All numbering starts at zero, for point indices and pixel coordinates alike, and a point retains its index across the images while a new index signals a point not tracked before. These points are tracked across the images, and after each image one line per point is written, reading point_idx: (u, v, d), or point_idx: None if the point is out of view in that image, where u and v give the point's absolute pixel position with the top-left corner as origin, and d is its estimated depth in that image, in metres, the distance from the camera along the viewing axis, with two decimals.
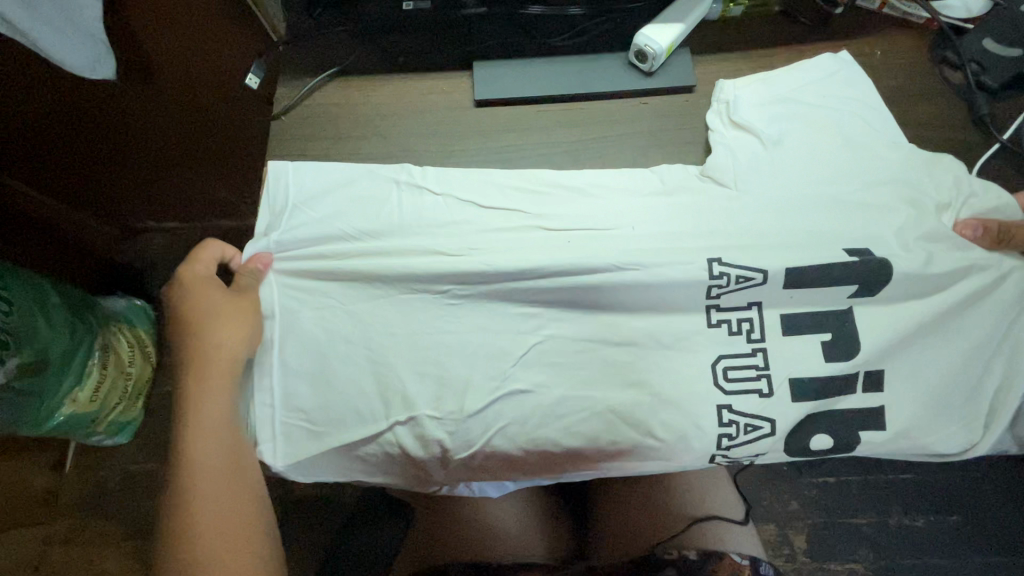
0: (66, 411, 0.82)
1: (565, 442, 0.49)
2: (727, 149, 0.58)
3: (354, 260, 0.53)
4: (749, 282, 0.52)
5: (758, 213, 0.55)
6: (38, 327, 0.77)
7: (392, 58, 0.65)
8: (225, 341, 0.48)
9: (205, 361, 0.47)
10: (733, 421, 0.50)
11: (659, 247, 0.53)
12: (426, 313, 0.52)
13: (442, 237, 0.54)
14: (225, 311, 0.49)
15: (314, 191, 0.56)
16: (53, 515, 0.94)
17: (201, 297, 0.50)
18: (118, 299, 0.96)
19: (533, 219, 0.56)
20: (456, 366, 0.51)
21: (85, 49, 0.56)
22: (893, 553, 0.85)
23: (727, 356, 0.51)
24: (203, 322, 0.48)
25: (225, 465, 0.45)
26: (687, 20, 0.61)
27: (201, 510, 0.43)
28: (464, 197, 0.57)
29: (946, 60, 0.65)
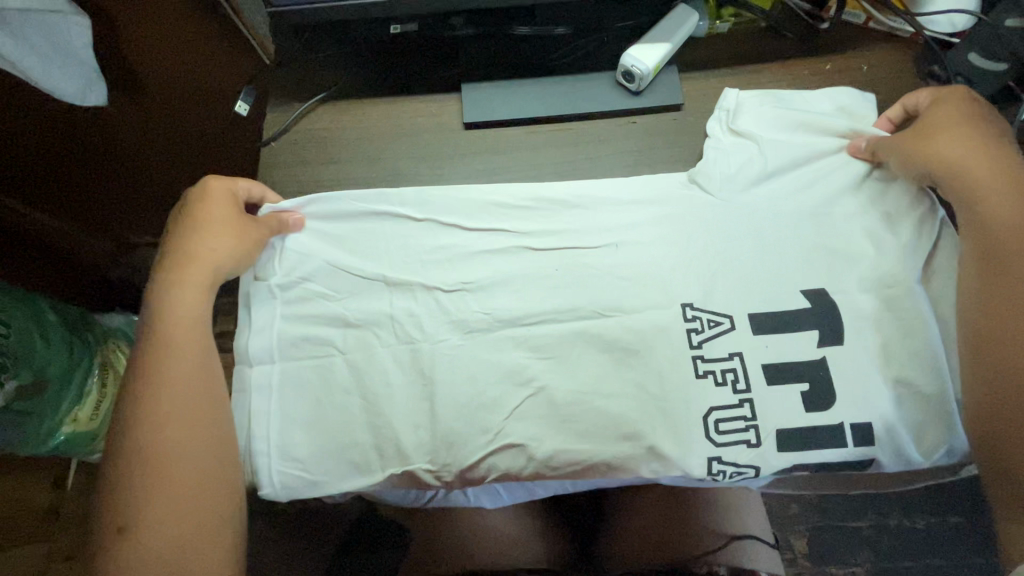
0: (66, 429, 0.82)
1: (560, 469, 0.49)
2: (725, 164, 0.58)
3: (346, 303, 0.54)
4: (720, 329, 0.52)
5: (751, 230, 0.55)
6: (35, 347, 0.77)
7: (380, 80, 0.65)
8: (212, 257, 0.49)
9: (175, 287, 0.48)
10: (721, 471, 0.49)
11: (638, 289, 0.54)
12: (417, 359, 0.52)
13: (432, 271, 0.55)
14: (222, 239, 0.50)
15: (306, 233, 0.56)
16: (50, 535, 0.94)
17: (212, 209, 0.51)
18: (117, 314, 0.96)
19: (516, 239, 0.56)
20: (450, 418, 0.50)
21: (73, 75, 0.57)
22: (893, 555, 0.85)
23: (716, 411, 0.50)
24: (197, 234, 0.50)
25: (179, 409, 0.44)
26: (672, 42, 0.61)
27: (160, 450, 0.42)
28: (445, 218, 0.57)
29: (934, 76, 0.65)
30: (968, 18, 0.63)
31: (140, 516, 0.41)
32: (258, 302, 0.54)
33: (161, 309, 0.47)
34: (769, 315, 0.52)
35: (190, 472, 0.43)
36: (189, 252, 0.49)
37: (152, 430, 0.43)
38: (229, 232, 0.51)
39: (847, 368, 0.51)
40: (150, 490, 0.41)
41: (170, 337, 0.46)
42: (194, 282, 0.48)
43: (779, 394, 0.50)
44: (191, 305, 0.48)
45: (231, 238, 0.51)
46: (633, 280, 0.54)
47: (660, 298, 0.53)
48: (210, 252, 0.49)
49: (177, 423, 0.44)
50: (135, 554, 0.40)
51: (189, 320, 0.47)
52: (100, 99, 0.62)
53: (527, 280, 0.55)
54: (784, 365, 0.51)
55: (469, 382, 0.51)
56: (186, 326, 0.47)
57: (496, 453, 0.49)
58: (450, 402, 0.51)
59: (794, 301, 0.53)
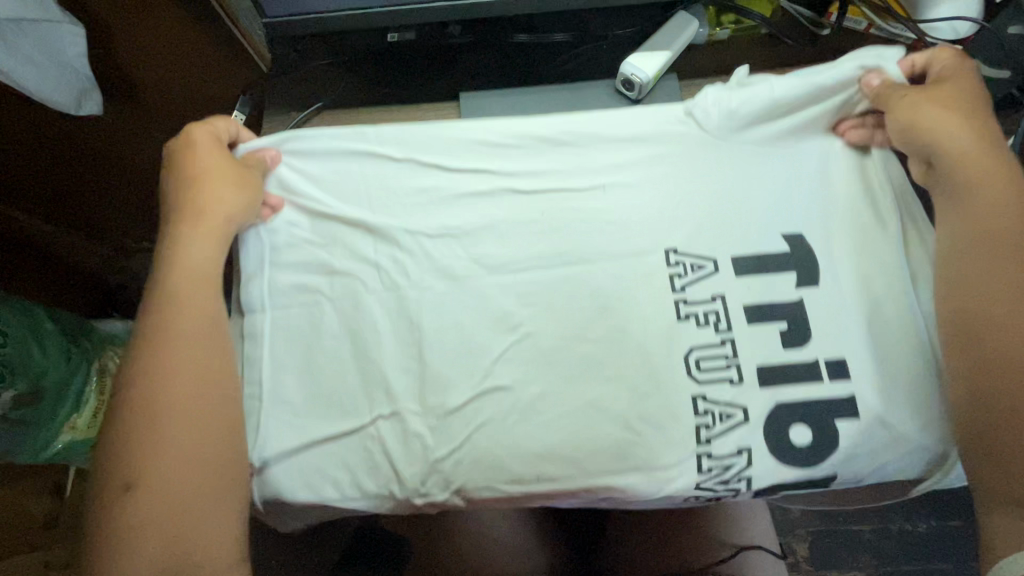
0: (64, 438, 0.81)
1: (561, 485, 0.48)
2: (727, 99, 0.56)
3: (333, 249, 0.54)
4: (702, 271, 0.52)
5: (753, 206, 0.54)
6: (31, 356, 0.76)
7: (374, 89, 0.65)
8: (222, 207, 0.51)
9: (187, 240, 0.49)
10: (716, 463, 0.47)
11: (637, 292, 0.52)
12: (403, 304, 0.52)
13: (418, 219, 0.55)
14: (221, 189, 0.51)
15: (301, 186, 0.56)
16: (50, 542, 0.93)
17: (205, 159, 0.52)
18: (115, 321, 0.96)
19: (499, 180, 0.56)
20: (447, 433, 0.49)
21: (67, 85, 0.56)
22: (895, 559, 0.85)
23: (702, 396, 0.48)
24: (197, 186, 0.51)
25: (192, 358, 0.45)
26: (672, 48, 0.60)
27: (166, 401, 0.43)
28: (425, 157, 0.57)
29: None
30: (971, 25, 0.62)
31: (148, 469, 0.41)
32: (253, 247, 0.54)
33: (174, 261, 0.48)
34: (769, 318, 0.51)
35: (202, 418, 0.44)
36: (192, 204, 0.50)
37: (158, 384, 0.44)
38: (236, 182, 0.52)
39: (832, 311, 0.51)
40: (165, 439, 0.42)
41: (183, 290, 0.47)
42: (206, 235, 0.50)
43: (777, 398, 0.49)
44: (202, 256, 0.49)
45: (239, 188, 0.52)
46: (634, 283, 0.52)
47: (656, 298, 0.51)
48: (221, 203, 0.50)
49: (183, 374, 0.44)
50: (146, 502, 0.41)
51: (201, 271, 0.49)
52: (97, 109, 0.61)
53: (522, 294, 0.52)
54: (780, 364, 0.49)
55: (464, 395, 0.49)
56: (197, 279, 0.48)
57: (482, 437, 0.48)
58: (448, 417, 0.49)
59: (796, 304, 0.51)
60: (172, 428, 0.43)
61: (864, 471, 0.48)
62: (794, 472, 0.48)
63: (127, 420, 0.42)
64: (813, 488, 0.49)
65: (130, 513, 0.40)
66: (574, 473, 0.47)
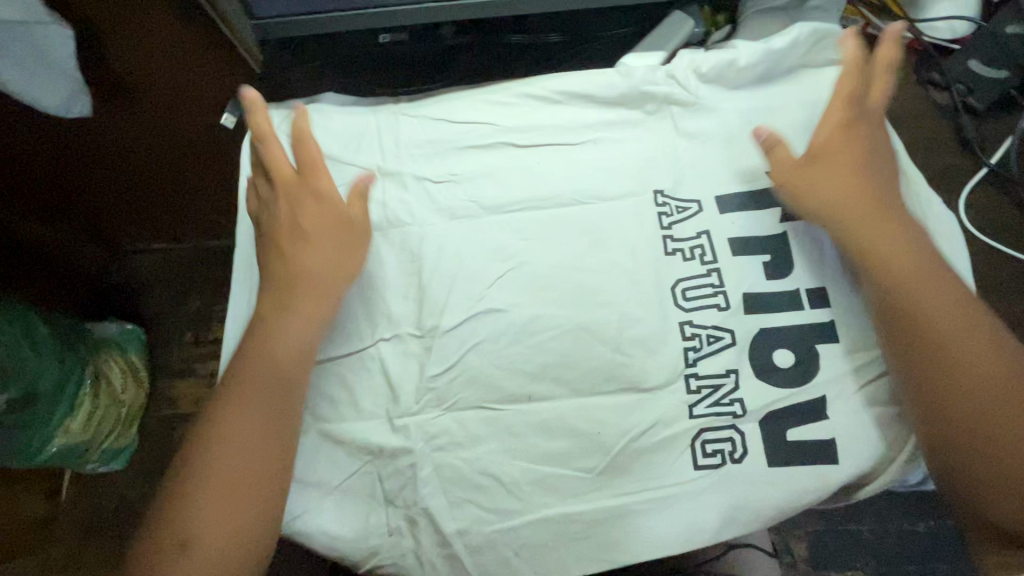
0: (58, 441, 0.81)
1: (559, 490, 0.47)
2: (703, 60, 0.56)
3: (338, 189, 0.55)
4: (687, 213, 0.53)
5: (738, 169, 0.55)
6: (25, 360, 0.76)
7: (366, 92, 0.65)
8: (330, 272, 0.48)
9: (291, 280, 0.47)
10: (716, 450, 0.48)
11: (637, 283, 0.51)
12: (406, 240, 0.54)
13: (421, 164, 0.56)
14: (327, 243, 0.49)
15: (307, 130, 0.57)
16: (52, 540, 0.94)
17: (320, 201, 0.49)
18: (109, 324, 0.95)
19: (502, 132, 0.56)
20: (444, 437, 0.48)
21: (53, 87, 0.56)
22: (894, 560, 0.85)
23: (693, 373, 0.49)
24: (312, 240, 0.48)
25: (273, 387, 0.44)
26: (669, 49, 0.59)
27: (236, 434, 0.43)
28: (435, 114, 0.57)
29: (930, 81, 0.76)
30: (968, 26, 0.72)
31: (198, 494, 0.41)
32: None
33: (277, 297, 0.47)
34: (767, 299, 0.51)
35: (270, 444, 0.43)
36: (301, 256, 0.48)
37: (232, 415, 0.43)
38: (350, 250, 0.49)
39: (821, 265, 0.52)
40: (223, 453, 0.42)
41: (279, 324, 0.46)
42: (311, 290, 0.47)
43: (770, 374, 0.49)
44: (306, 302, 0.47)
45: (351, 256, 0.49)
46: (634, 272, 0.51)
47: (655, 297, 0.51)
48: (326, 271, 0.48)
49: (258, 409, 0.44)
50: (188, 518, 0.40)
51: (303, 314, 0.47)
52: (87, 110, 0.61)
53: (522, 270, 0.52)
54: (780, 344, 0.50)
55: (463, 398, 0.49)
56: (293, 315, 0.46)
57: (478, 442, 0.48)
58: (444, 421, 0.49)
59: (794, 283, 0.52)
60: (231, 460, 0.42)
61: (864, 435, 0.47)
62: (790, 437, 0.48)
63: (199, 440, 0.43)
64: (820, 465, 0.47)
65: (175, 521, 0.40)
66: (568, 452, 0.48)
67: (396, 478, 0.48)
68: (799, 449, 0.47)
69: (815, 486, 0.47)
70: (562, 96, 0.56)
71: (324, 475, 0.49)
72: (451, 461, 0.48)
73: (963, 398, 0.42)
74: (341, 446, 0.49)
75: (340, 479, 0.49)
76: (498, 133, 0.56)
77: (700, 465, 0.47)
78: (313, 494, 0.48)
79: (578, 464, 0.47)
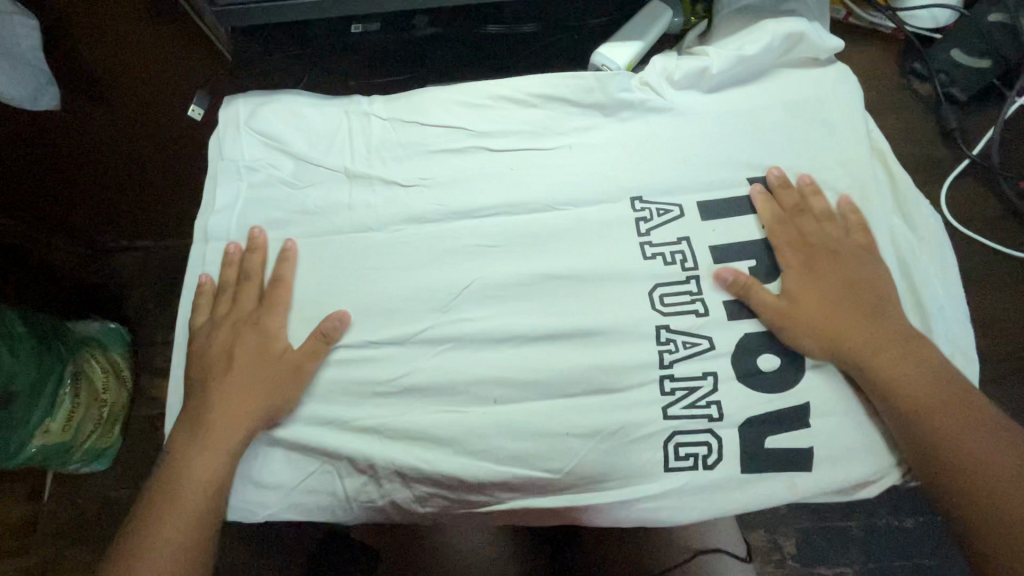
0: (37, 441, 0.80)
1: (533, 487, 0.47)
2: (675, 67, 0.55)
3: (308, 191, 0.53)
4: (668, 216, 0.52)
5: (720, 175, 0.54)
6: (3, 359, 0.74)
7: None
8: (267, 398, 0.46)
9: (223, 391, 0.46)
10: (689, 453, 0.47)
11: (614, 288, 0.50)
12: (372, 245, 0.52)
13: (390, 166, 0.54)
14: (269, 364, 0.47)
15: (273, 127, 0.55)
16: (28, 546, 0.92)
17: (267, 322, 0.49)
18: (92, 321, 0.94)
19: (476, 139, 0.54)
20: (416, 438, 0.46)
21: (19, 80, 0.54)
22: (881, 555, 0.84)
23: (670, 375, 0.48)
24: (258, 356, 0.47)
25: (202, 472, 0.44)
26: (645, 38, 0.58)
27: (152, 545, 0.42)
28: (408, 117, 0.55)
29: (915, 71, 0.76)
30: (951, 14, 0.71)
31: None
32: (225, 184, 0.54)
33: (210, 402, 0.46)
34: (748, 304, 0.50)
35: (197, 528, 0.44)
36: (235, 375, 0.47)
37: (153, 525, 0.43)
38: (295, 377, 0.47)
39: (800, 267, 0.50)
40: (159, 547, 0.42)
41: (212, 424, 0.45)
42: (246, 400, 0.46)
43: (753, 380, 0.49)
44: (236, 410, 0.46)
45: (295, 383, 0.47)
46: (613, 277, 0.50)
47: (631, 295, 0.50)
48: (265, 395, 0.46)
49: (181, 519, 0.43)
50: None
51: (237, 425, 0.45)
52: (53, 101, 0.60)
53: (493, 274, 0.50)
54: (765, 349, 0.49)
55: (433, 398, 0.47)
56: (226, 419, 0.45)
57: (450, 441, 0.46)
58: (417, 418, 0.47)
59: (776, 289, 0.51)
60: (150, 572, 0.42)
61: (842, 442, 0.49)
62: (768, 443, 0.48)
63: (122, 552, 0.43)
64: (789, 469, 0.48)
65: None
66: (534, 453, 0.46)
67: (356, 477, 0.47)
68: (776, 455, 0.48)
69: (782, 492, 0.48)
70: (536, 98, 0.55)
71: (280, 476, 0.48)
72: (411, 462, 0.46)
73: (948, 468, 0.44)
74: (301, 450, 0.47)
75: (299, 478, 0.48)
76: (473, 138, 0.54)
77: (671, 467, 0.47)
78: (278, 496, 0.48)
79: (547, 466, 0.46)
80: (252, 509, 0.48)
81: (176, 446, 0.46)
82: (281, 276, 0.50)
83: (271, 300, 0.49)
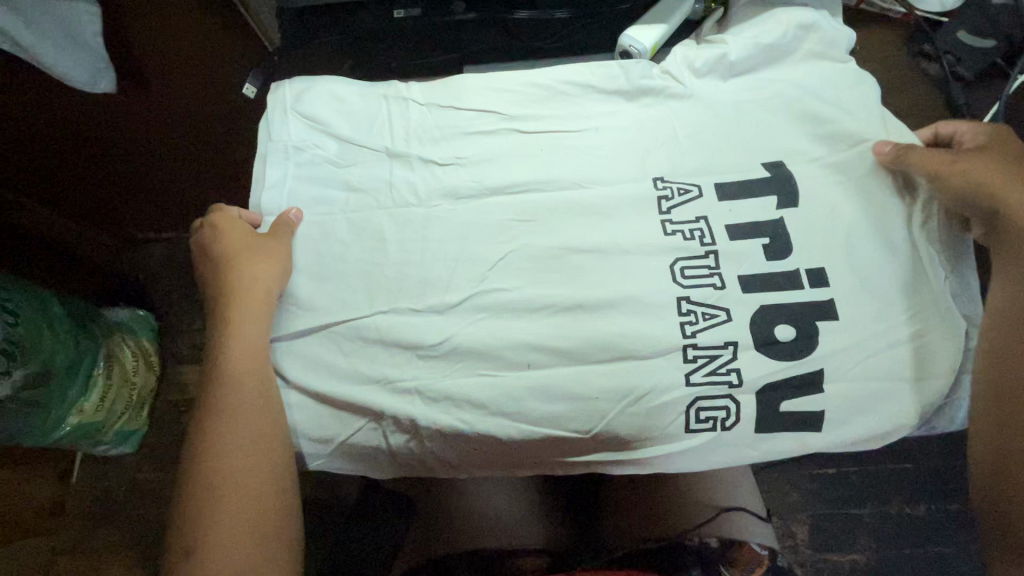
0: (72, 420, 0.81)
1: (560, 445, 0.49)
2: (696, 55, 0.58)
3: (351, 170, 0.57)
4: (689, 196, 0.55)
5: (737, 159, 0.56)
6: (44, 338, 0.75)
7: (382, 64, 0.68)
8: (261, 286, 0.50)
9: (230, 363, 0.47)
10: (709, 417, 0.49)
11: (639, 261, 0.53)
12: (412, 219, 0.54)
13: (428, 147, 0.57)
14: (245, 261, 0.50)
15: (318, 111, 0.58)
16: (62, 526, 0.93)
17: (233, 241, 0.52)
18: (122, 308, 0.95)
19: (507, 121, 0.58)
20: (449, 401, 0.49)
21: (82, 63, 0.57)
22: (895, 542, 0.85)
23: (692, 344, 0.50)
24: (237, 264, 0.50)
25: (253, 453, 0.45)
26: (668, 22, 0.62)
27: (226, 451, 0.45)
28: (445, 101, 0.59)
29: (923, 53, 0.72)
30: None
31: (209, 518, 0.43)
32: (274, 163, 0.56)
33: (224, 343, 0.48)
34: (764, 279, 0.52)
35: (270, 503, 0.44)
36: (228, 288, 0.50)
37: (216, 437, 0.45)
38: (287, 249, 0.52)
39: (819, 245, 0.53)
40: (230, 454, 0.45)
41: (238, 409, 0.46)
42: (247, 324, 0.48)
43: (770, 348, 0.50)
44: (253, 372, 0.47)
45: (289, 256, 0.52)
46: (635, 251, 0.53)
47: (654, 266, 0.52)
48: (254, 279, 0.50)
49: (239, 421, 0.45)
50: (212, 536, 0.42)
51: (260, 390, 0.47)
52: (110, 86, 0.63)
53: (522, 249, 0.53)
54: (781, 319, 0.51)
55: (470, 360, 0.50)
56: (250, 394, 0.46)
57: (483, 403, 0.48)
58: (453, 376, 0.49)
59: (793, 264, 0.52)
60: (228, 475, 0.44)
61: (856, 404, 0.50)
62: (783, 407, 0.50)
63: (196, 474, 0.44)
64: (802, 431, 0.50)
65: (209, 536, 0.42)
66: (567, 417, 0.48)
67: (400, 434, 0.50)
68: (794, 419, 0.50)
69: (794, 448, 0.50)
70: (564, 84, 0.59)
71: (320, 430, 0.50)
72: (453, 422, 0.48)
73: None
74: (341, 412, 0.50)
75: (346, 434, 0.50)
76: (504, 121, 0.58)
77: (692, 429, 0.49)
78: (318, 449, 0.50)
79: (575, 426, 0.48)
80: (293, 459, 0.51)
81: (207, 448, 0.45)
82: (228, 224, 0.53)
83: (220, 244, 0.52)
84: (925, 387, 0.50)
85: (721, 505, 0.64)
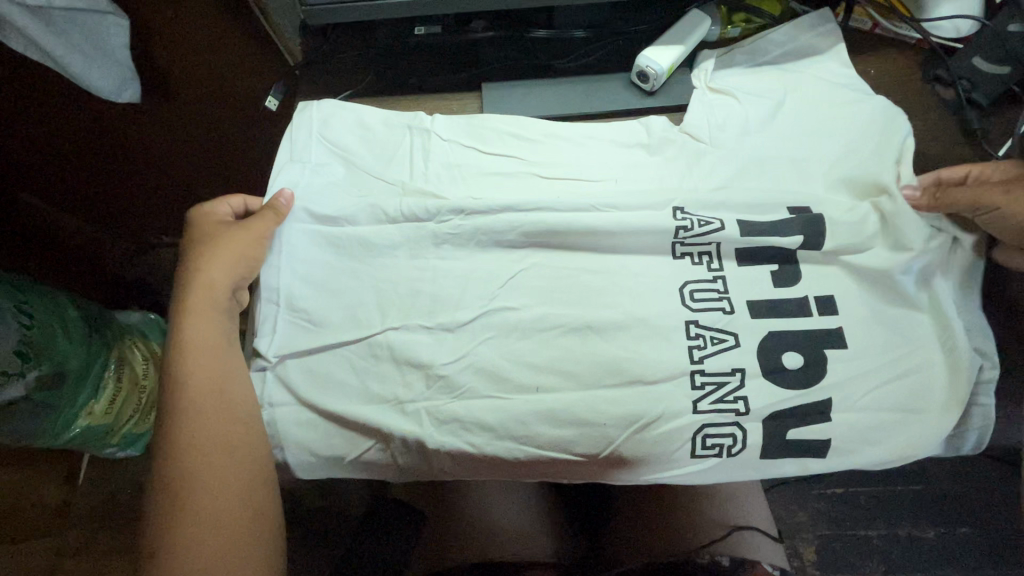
0: (81, 422, 0.80)
1: (565, 465, 0.49)
2: (696, 111, 0.62)
3: (367, 187, 0.58)
4: (710, 228, 0.54)
5: (760, 193, 0.55)
6: (57, 341, 0.75)
7: (403, 80, 0.70)
8: (215, 279, 0.50)
9: (191, 359, 0.47)
10: (715, 444, 0.49)
11: (650, 283, 0.53)
12: (423, 235, 0.54)
13: (445, 181, 0.58)
14: (203, 258, 0.50)
15: (341, 137, 0.60)
16: (67, 526, 0.94)
17: (201, 235, 0.52)
18: (133, 312, 0.95)
19: (526, 165, 0.59)
20: (455, 421, 0.49)
21: (107, 72, 0.57)
22: (903, 566, 0.84)
23: (700, 370, 0.50)
24: (196, 260, 0.50)
25: (220, 458, 0.45)
26: (686, 44, 0.64)
27: (199, 451, 0.45)
28: (468, 141, 0.60)
29: (938, 79, 0.71)
30: (972, 24, 0.69)
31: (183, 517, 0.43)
32: (287, 175, 0.57)
33: (179, 340, 0.48)
34: (773, 305, 0.53)
35: (246, 503, 0.45)
36: (183, 284, 0.50)
37: (189, 435, 0.45)
38: (242, 234, 0.51)
39: (824, 274, 0.54)
40: (201, 452, 0.45)
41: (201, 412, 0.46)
42: (206, 323, 0.49)
43: (777, 375, 0.50)
44: (213, 372, 0.47)
45: (244, 241, 0.51)
46: (644, 272, 0.54)
47: (662, 286, 0.53)
48: (208, 267, 0.50)
49: (208, 421, 0.46)
50: (184, 534, 0.42)
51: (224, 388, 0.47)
52: (134, 97, 0.62)
53: (535, 268, 0.54)
54: (789, 346, 0.51)
55: (478, 377, 0.50)
56: (212, 395, 0.47)
57: (487, 423, 0.48)
58: (461, 397, 0.49)
59: (802, 291, 0.53)
60: (200, 474, 0.44)
61: (865, 432, 0.49)
62: (789, 435, 0.49)
63: (165, 474, 0.44)
64: (808, 459, 0.50)
65: (180, 534, 0.42)
66: (574, 441, 0.48)
67: (407, 454, 0.50)
68: (800, 447, 0.49)
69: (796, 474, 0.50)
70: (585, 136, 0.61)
71: (326, 448, 0.50)
72: (460, 445, 0.48)
73: None
74: (349, 431, 0.50)
75: (355, 453, 0.50)
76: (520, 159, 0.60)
77: (698, 455, 0.49)
78: (323, 465, 0.51)
79: (582, 450, 0.48)
80: (301, 472, 0.51)
81: (175, 452, 0.45)
82: (199, 214, 0.54)
83: (190, 236, 0.53)
84: (933, 420, 0.50)
85: (731, 523, 0.64)
